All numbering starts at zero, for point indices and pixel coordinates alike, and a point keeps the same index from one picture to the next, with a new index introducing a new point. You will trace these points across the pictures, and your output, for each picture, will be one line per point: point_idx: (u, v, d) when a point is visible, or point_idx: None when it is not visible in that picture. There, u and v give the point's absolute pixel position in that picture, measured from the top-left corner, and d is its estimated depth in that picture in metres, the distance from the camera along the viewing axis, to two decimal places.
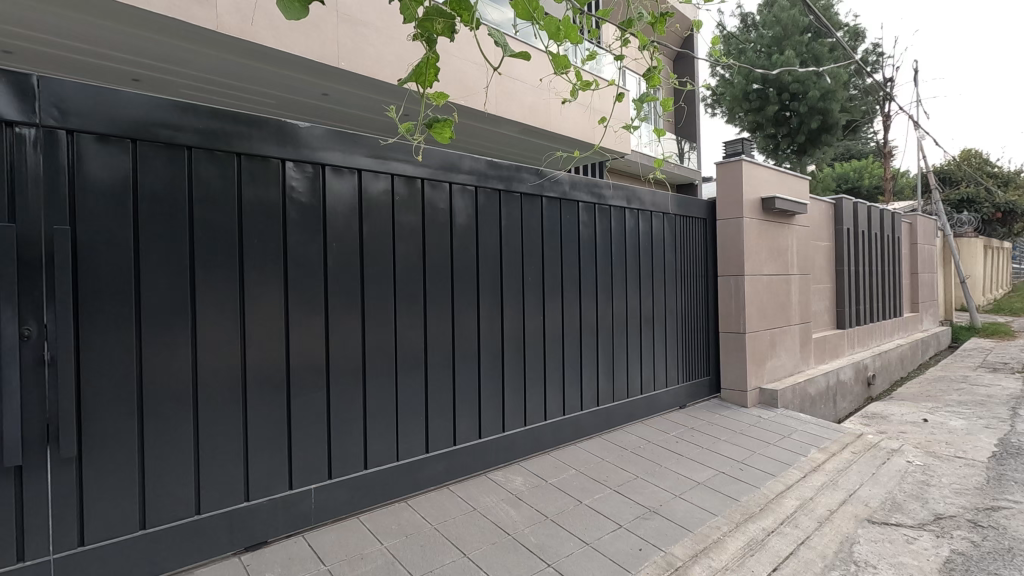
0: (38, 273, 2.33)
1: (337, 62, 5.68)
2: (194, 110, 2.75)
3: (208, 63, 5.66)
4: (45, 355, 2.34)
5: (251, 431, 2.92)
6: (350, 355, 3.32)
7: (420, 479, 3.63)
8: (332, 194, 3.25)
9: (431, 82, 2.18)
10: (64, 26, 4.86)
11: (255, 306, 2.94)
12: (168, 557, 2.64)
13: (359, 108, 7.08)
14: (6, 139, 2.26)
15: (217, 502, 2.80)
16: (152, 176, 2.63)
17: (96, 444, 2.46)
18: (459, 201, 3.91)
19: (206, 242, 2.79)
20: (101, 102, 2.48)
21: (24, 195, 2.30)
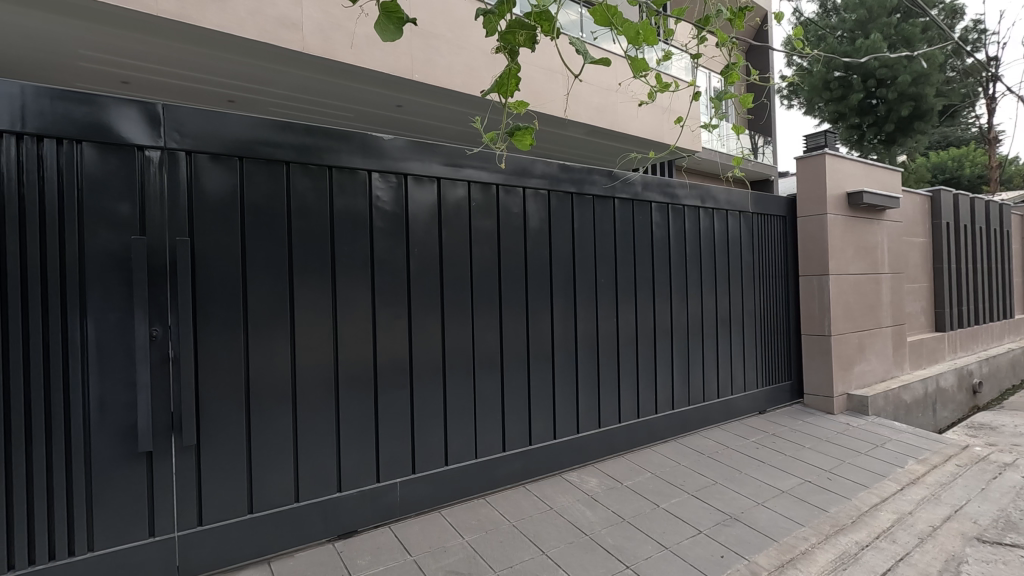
0: (164, 281, 2.61)
1: (411, 74, 5.93)
2: (290, 129, 2.97)
3: (293, 82, 6.08)
4: (170, 352, 2.62)
5: (343, 424, 3.12)
6: (432, 356, 3.46)
7: (498, 477, 3.72)
8: (413, 202, 3.41)
9: (512, 91, 2.24)
10: (172, 56, 5.39)
11: (346, 308, 3.14)
12: (271, 540, 2.86)
13: (431, 117, 7.34)
14: (136, 161, 2.57)
15: (314, 492, 3.02)
16: (255, 190, 2.88)
17: (210, 434, 2.73)
18: (533, 205, 3.98)
19: (302, 251, 3.01)
20: (213, 124, 2.75)
21: (151, 210, 2.59)
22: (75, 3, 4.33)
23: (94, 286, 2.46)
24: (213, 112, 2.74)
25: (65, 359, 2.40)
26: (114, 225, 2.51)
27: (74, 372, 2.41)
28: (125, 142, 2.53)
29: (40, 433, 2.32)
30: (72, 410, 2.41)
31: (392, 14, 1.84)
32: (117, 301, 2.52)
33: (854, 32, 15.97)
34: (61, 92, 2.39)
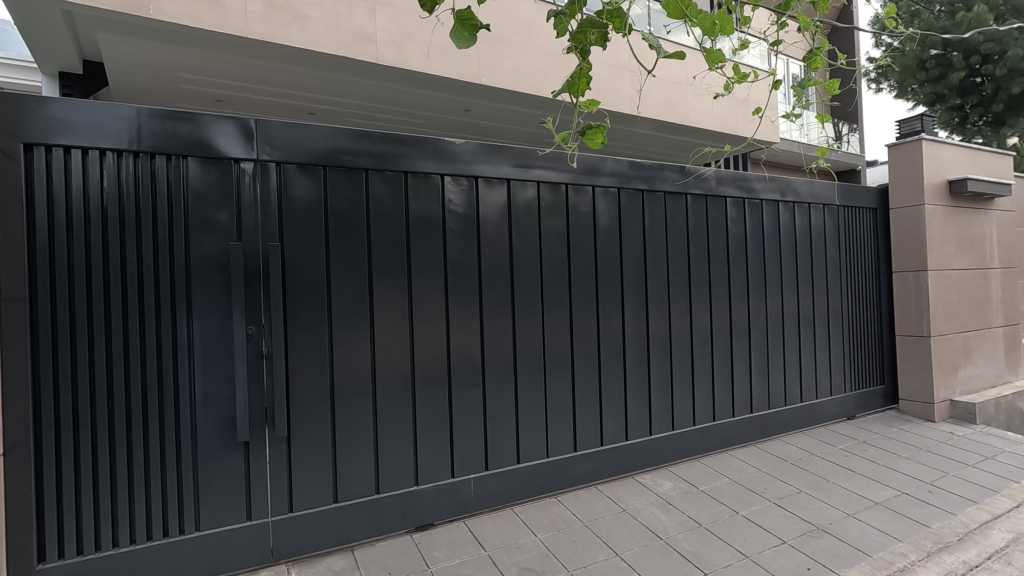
0: (258, 283, 2.82)
1: (479, 78, 6.04)
2: (368, 137, 3.12)
3: (368, 92, 6.36)
4: (263, 349, 2.82)
5: (420, 420, 3.24)
6: (504, 354, 3.52)
7: (570, 477, 3.72)
8: (485, 204, 3.48)
9: (583, 91, 2.24)
10: (261, 74, 5.79)
11: (421, 308, 3.25)
12: (353, 529, 3.01)
13: (499, 120, 7.45)
14: (233, 173, 2.79)
15: (392, 484, 3.14)
16: (338, 197, 3.04)
17: (300, 426, 2.91)
18: (603, 204, 3.94)
19: (380, 253, 3.15)
20: (299, 136, 2.93)
21: (246, 218, 2.81)
22: (178, 31, 4.76)
23: (198, 288, 2.69)
24: (299, 125, 2.93)
25: (175, 355, 2.65)
26: (215, 233, 2.74)
27: (182, 367, 2.66)
28: (222, 155, 2.75)
29: (154, 422, 2.59)
30: (181, 401, 2.66)
31: (466, 21, 1.89)
32: (218, 302, 2.74)
33: (954, 5, 14.60)
34: (168, 113, 2.64)
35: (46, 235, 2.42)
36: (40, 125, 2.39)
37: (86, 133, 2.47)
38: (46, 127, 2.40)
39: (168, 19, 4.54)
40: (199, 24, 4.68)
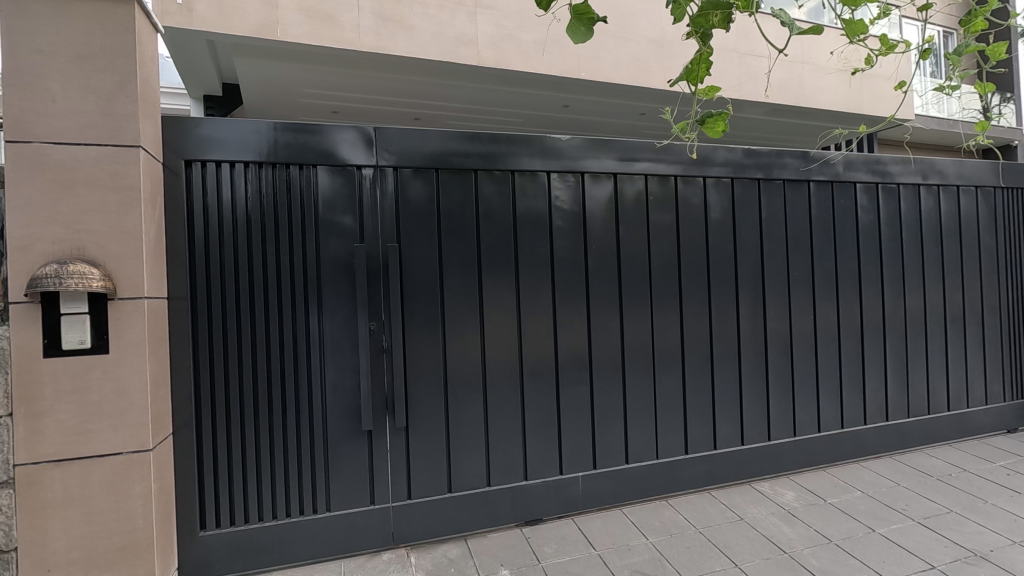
0: (379, 282, 2.99)
1: (578, 73, 5.95)
2: (477, 138, 3.19)
3: (469, 95, 6.54)
4: (384, 344, 2.99)
5: (529, 415, 3.27)
6: (611, 352, 3.46)
7: (681, 480, 3.58)
8: (591, 199, 3.43)
9: (702, 77, 2.12)
10: (372, 84, 6.16)
11: (529, 305, 3.28)
12: (466, 519, 3.11)
13: (598, 113, 7.34)
14: (355, 179, 2.98)
15: (503, 478, 3.21)
16: (449, 197, 3.15)
17: (417, 417, 3.06)
18: (715, 195, 3.74)
19: (490, 251, 3.22)
20: (414, 141, 3.06)
21: (368, 220, 2.99)
22: (301, 50, 5.18)
23: (327, 287, 2.91)
24: (414, 130, 3.06)
25: (308, 349, 2.89)
26: (341, 235, 2.94)
27: (315, 360, 2.90)
28: (346, 163, 2.94)
29: (292, 409, 2.85)
30: (314, 391, 2.89)
31: (582, 15, 1.85)
32: (343, 300, 2.94)
33: None
34: (300, 126, 2.88)
35: (204, 241, 2.75)
36: (197, 144, 2.71)
37: (234, 148, 2.77)
38: (202, 144, 2.72)
39: (293, 40, 4.95)
40: (319, 42, 5.05)
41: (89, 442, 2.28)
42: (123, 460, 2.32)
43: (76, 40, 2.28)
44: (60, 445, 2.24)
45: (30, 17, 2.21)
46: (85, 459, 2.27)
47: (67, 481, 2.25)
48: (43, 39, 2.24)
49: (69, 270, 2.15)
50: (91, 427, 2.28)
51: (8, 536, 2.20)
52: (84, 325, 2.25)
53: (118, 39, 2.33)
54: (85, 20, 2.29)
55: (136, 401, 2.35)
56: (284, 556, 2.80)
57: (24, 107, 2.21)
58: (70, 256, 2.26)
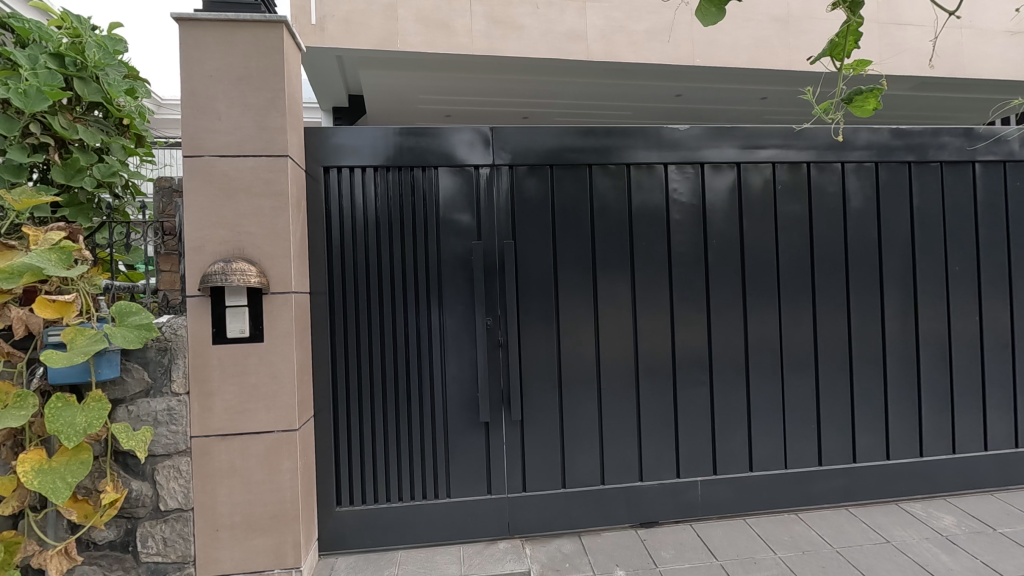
0: (496, 278, 3.07)
1: (692, 61, 5.67)
2: (592, 133, 3.15)
3: (577, 90, 6.50)
4: (500, 339, 3.06)
5: (644, 414, 3.19)
6: (734, 351, 3.27)
7: (814, 493, 3.30)
8: (712, 190, 3.26)
9: (850, 50, 1.91)
10: (482, 86, 6.35)
11: (645, 303, 3.19)
12: (580, 516, 3.10)
13: (714, 101, 6.97)
14: (473, 178, 3.08)
15: (617, 477, 3.16)
16: (563, 193, 3.15)
17: (532, 411, 3.10)
18: (855, 182, 3.39)
19: (605, 247, 3.17)
20: (529, 139, 3.10)
21: (485, 218, 3.07)
22: (418, 58, 5.44)
23: (448, 283, 3.04)
24: (530, 128, 3.10)
25: (431, 342, 3.04)
26: (460, 233, 3.06)
27: (436, 352, 3.04)
28: (465, 163, 3.05)
29: (415, 398, 3.02)
30: (436, 382, 3.04)
31: None
32: (462, 295, 3.05)
33: None
34: (422, 130, 3.03)
35: (340, 241, 3.00)
36: (334, 152, 2.96)
37: (365, 154, 2.98)
38: (338, 153, 2.96)
39: (411, 49, 5.23)
40: (435, 49, 5.28)
41: (248, 420, 2.57)
42: (274, 438, 2.59)
43: (237, 63, 2.58)
44: (226, 422, 2.55)
45: (200, 48, 2.55)
46: (244, 436, 2.57)
47: (231, 453, 2.56)
48: (210, 65, 2.56)
49: (233, 269, 2.44)
50: (249, 407, 2.57)
51: (186, 497, 2.54)
52: (244, 316, 2.55)
53: (269, 60, 2.60)
54: (244, 45, 2.58)
55: (285, 385, 2.61)
56: (409, 537, 2.97)
57: (196, 126, 2.54)
58: (232, 255, 2.57)
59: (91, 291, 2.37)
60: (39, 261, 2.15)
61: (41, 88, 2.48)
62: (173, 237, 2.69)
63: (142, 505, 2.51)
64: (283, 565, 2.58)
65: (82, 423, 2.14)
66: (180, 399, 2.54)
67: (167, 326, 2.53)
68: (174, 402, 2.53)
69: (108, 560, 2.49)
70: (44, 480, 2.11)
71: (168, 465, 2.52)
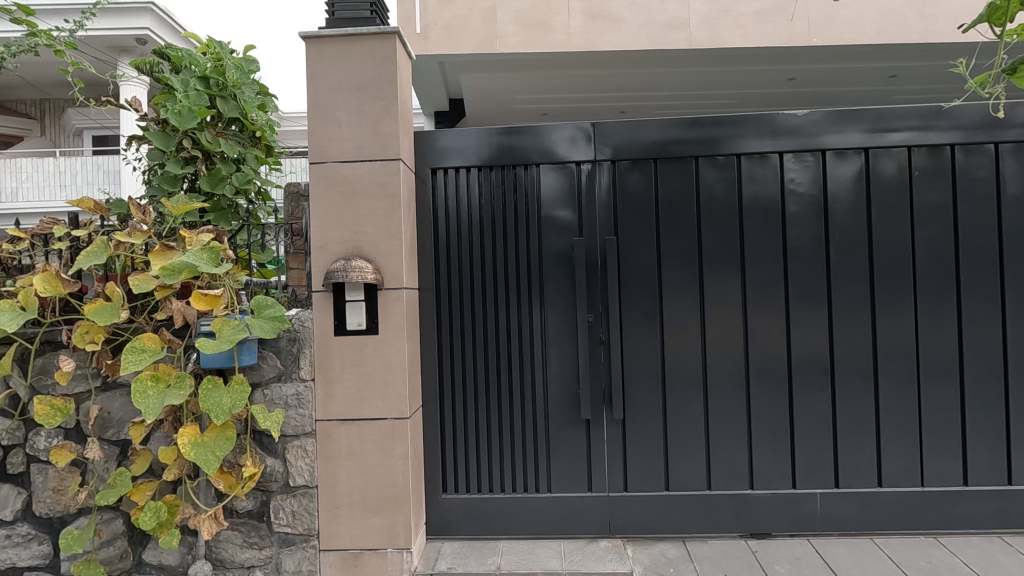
0: (598, 274, 3.04)
1: (808, 40, 5.24)
2: (699, 124, 3.03)
3: (679, 80, 6.27)
4: (602, 336, 3.04)
5: (755, 419, 3.01)
6: (860, 354, 2.99)
7: (956, 515, 2.94)
8: (834, 179, 3.01)
9: (1014, 14, 1.67)
10: (579, 83, 6.33)
11: (757, 301, 3.01)
12: (685, 521, 3.00)
13: (832, 82, 6.43)
14: (575, 175, 3.08)
15: (725, 483, 3.02)
16: (668, 187, 3.05)
17: (635, 410, 3.04)
18: (1011, 164, 2.97)
19: (713, 242, 3.03)
20: (633, 132, 3.03)
21: (587, 214, 3.05)
22: (516, 59, 5.52)
23: (549, 280, 3.06)
24: (633, 122, 3.03)
25: (533, 339, 3.08)
26: (562, 230, 3.06)
27: (538, 348, 3.08)
28: (566, 160, 3.06)
29: (517, 393, 3.08)
30: (538, 377, 3.08)
31: None
32: (563, 292, 3.06)
33: None
34: (525, 129, 3.08)
35: (446, 239, 3.12)
36: (440, 154, 3.09)
37: (470, 155, 3.09)
38: (445, 154, 3.09)
39: (510, 51, 5.31)
40: (533, 49, 5.33)
41: (365, 407, 2.75)
42: (388, 425, 2.75)
43: (355, 74, 2.77)
44: (345, 408, 2.76)
45: (324, 63, 2.76)
46: (362, 421, 2.75)
47: (350, 438, 2.76)
48: (332, 77, 2.77)
49: (352, 266, 2.62)
50: (366, 395, 2.76)
51: (312, 475, 2.78)
52: (361, 310, 2.73)
53: (383, 69, 2.76)
54: (361, 57, 2.77)
55: (397, 375, 2.76)
56: (511, 528, 3.04)
57: (321, 135, 2.76)
58: (352, 254, 2.76)
59: (235, 287, 2.64)
60: (195, 259, 2.45)
61: (192, 108, 2.84)
62: (301, 238, 2.91)
63: (275, 480, 2.77)
64: (395, 545, 2.74)
65: (228, 404, 2.40)
66: (307, 385, 2.78)
67: (296, 319, 2.78)
68: (302, 387, 2.78)
69: (246, 528, 2.77)
70: (198, 452, 2.41)
71: (296, 445, 2.78)
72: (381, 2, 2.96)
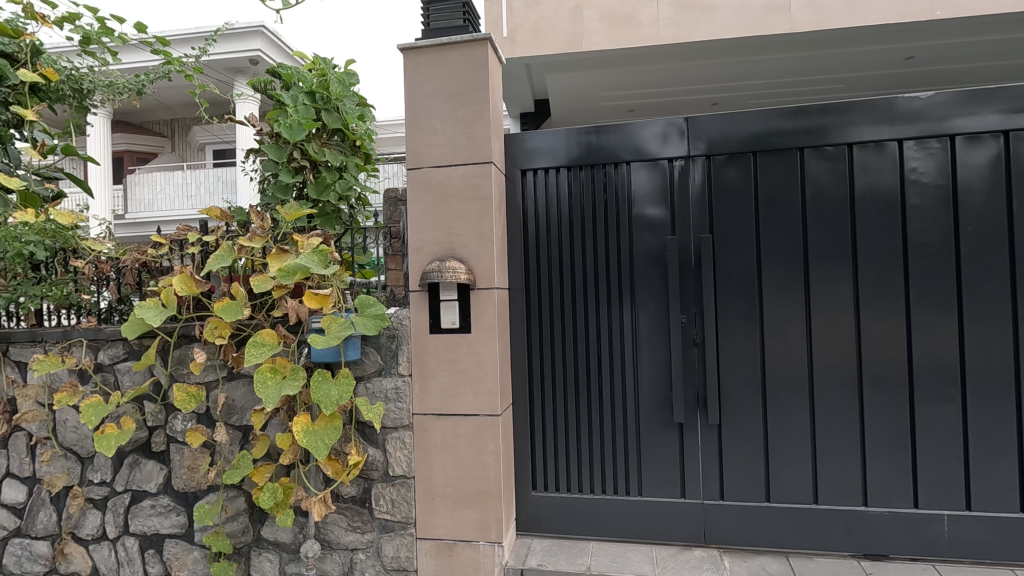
0: (692, 274, 2.94)
1: (930, 14, 4.61)
2: (804, 113, 2.84)
3: (778, 67, 5.90)
4: (696, 338, 2.94)
5: (869, 430, 2.78)
6: (998, 362, 2.67)
7: None
8: (965, 167, 2.70)
9: None
10: (668, 76, 6.15)
11: (872, 301, 2.78)
12: (788, 535, 2.83)
13: (959, 58, 5.77)
14: (667, 171, 3.00)
15: (834, 498, 2.81)
16: (768, 181, 2.89)
17: (732, 415, 2.91)
18: None
19: (820, 239, 2.83)
20: (730, 125, 2.90)
21: (680, 211, 2.96)
22: (602, 56, 5.46)
23: (640, 280, 3.01)
24: (730, 115, 2.90)
25: (623, 340, 3.05)
26: (653, 228, 3.00)
27: (629, 349, 3.04)
28: (658, 157, 2.98)
29: (607, 393, 3.06)
30: (628, 379, 3.04)
31: None
32: (655, 292, 2.99)
33: None
34: (615, 127, 3.04)
35: (536, 240, 3.16)
36: (530, 155, 3.13)
37: (560, 156, 3.10)
38: (535, 155, 3.13)
39: (596, 48, 5.26)
40: (620, 45, 5.25)
41: (459, 403, 2.85)
42: (481, 421, 2.83)
43: (448, 82, 2.87)
44: (440, 403, 2.87)
45: (419, 72, 2.89)
46: (455, 417, 2.85)
47: (445, 432, 2.86)
48: (427, 86, 2.89)
49: (447, 266, 2.72)
50: (460, 391, 2.85)
51: (409, 465, 2.92)
52: (456, 309, 2.84)
53: (475, 75, 2.84)
54: (454, 64, 2.86)
55: (489, 373, 2.83)
56: (600, 529, 3.02)
57: (417, 142, 2.89)
58: (446, 255, 2.87)
59: (341, 287, 2.83)
60: (307, 261, 2.66)
61: (301, 121, 3.06)
62: (399, 240, 3.09)
63: (376, 468, 2.94)
64: (487, 539, 2.81)
65: (336, 396, 2.58)
66: (405, 379, 2.93)
67: (396, 317, 2.94)
68: (400, 381, 2.93)
69: (351, 512, 2.97)
70: (310, 439, 2.60)
71: (395, 437, 2.93)
72: (473, 10, 3.04)
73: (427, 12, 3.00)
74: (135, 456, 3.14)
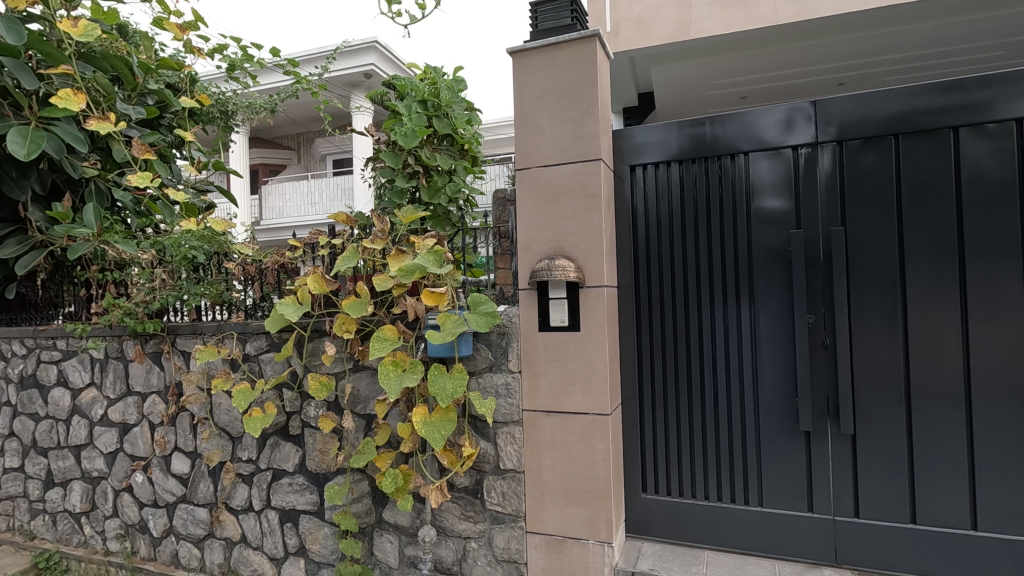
0: (822, 270, 2.72)
1: None
2: (958, 87, 2.50)
3: (920, 37, 5.24)
4: (826, 340, 2.72)
5: None
6: None
7: None
8: None
9: None
10: (786, 57, 5.70)
11: None
12: (938, 563, 2.52)
13: None
14: (791, 159, 2.79)
15: (998, 525, 2.46)
16: (915, 166, 2.59)
17: (869, 425, 2.65)
18: None
19: (979, 229, 2.48)
20: (865, 106, 2.64)
21: (807, 203, 2.75)
22: (713, 42, 5.18)
23: (760, 277, 2.83)
24: (867, 95, 2.64)
25: (741, 340, 2.89)
26: (776, 222, 2.81)
27: (747, 350, 2.87)
28: (781, 145, 2.79)
29: (723, 396, 2.92)
30: (747, 382, 2.87)
31: None
32: (778, 289, 2.80)
33: None
34: (731, 116, 2.88)
35: (645, 236, 3.09)
36: (638, 150, 3.06)
37: (670, 150, 3.01)
38: (645, 150, 3.05)
39: (707, 35, 5.01)
40: (733, 29, 4.95)
41: (568, 401, 2.86)
42: (590, 420, 2.81)
43: (557, 81, 2.88)
44: (550, 400, 2.89)
45: (528, 74, 2.93)
46: (565, 414, 2.86)
47: (554, 430, 2.89)
48: (536, 87, 2.93)
49: (556, 266, 2.74)
50: (569, 389, 2.86)
51: (518, 460, 2.98)
52: (564, 307, 2.84)
53: (583, 72, 2.82)
54: (562, 63, 2.87)
55: (599, 373, 2.80)
56: (715, 538, 2.89)
57: (526, 142, 2.94)
58: (555, 253, 2.89)
59: (454, 285, 2.95)
60: (423, 261, 2.81)
61: (415, 129, 3.20)
62: (507, 240, 3.17)
63: (488, 461, 3.04)
64: (597, 538, 2.79)
65: (450, 389, 2.69)
66: (515, 375, 2.99)
67: (505, 314, 3.01)
68: (510, 377, 3.00)
69: (464, 502, 3.09)
70: (428, 430, 2.74)
71: (506, 431, 3.01)
72: (580, 7, 3.04)
73: (535, 13, 3.03)
74: (276, 438, 3.51)
